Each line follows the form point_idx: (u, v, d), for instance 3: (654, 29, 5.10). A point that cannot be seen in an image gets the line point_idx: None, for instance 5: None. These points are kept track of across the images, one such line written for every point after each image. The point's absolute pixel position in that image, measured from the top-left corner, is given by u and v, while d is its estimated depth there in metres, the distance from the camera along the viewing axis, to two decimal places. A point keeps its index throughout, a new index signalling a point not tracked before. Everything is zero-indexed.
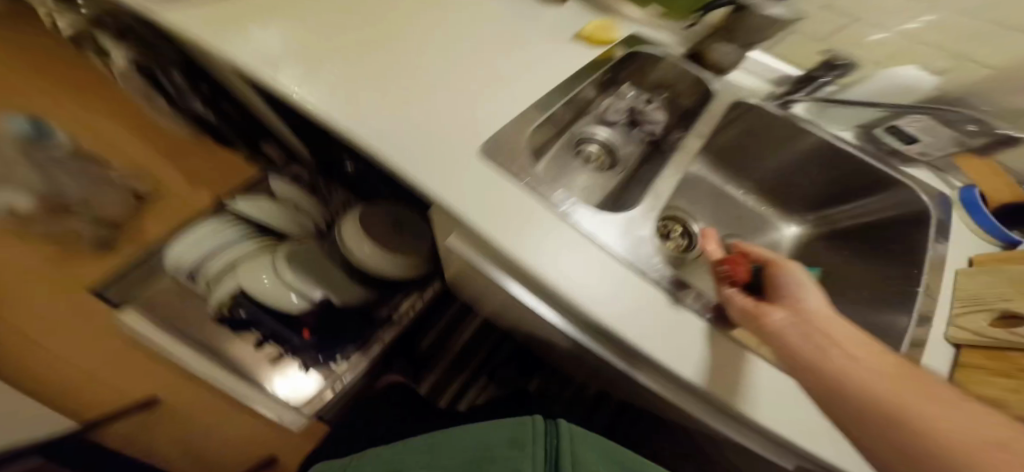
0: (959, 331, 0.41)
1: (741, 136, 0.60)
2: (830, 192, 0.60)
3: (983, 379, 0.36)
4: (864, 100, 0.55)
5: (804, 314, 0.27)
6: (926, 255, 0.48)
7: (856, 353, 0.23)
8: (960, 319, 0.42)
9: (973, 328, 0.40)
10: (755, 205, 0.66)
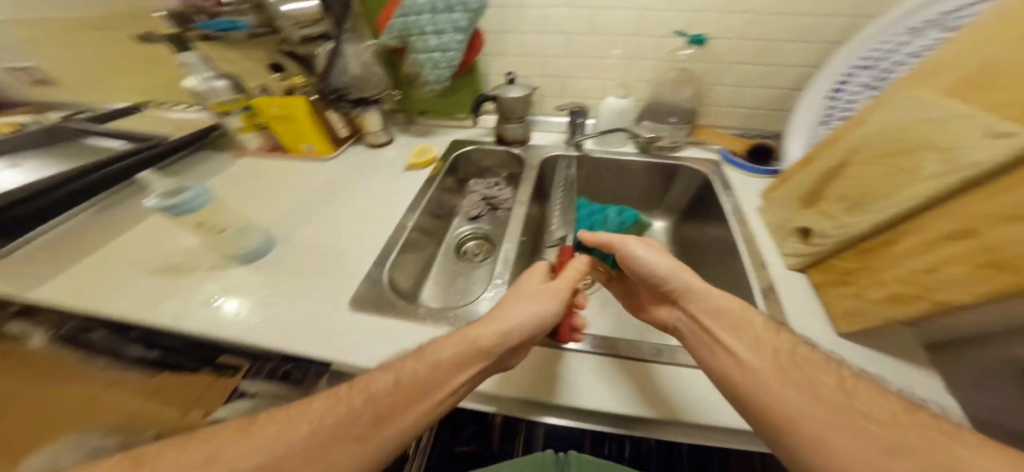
0: (787, 258, 0.52)
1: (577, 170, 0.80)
2: (653, 195, 0.79)
3: (821, 289, 0.47)
4: (609, 115, 0.72)
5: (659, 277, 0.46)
6: (736, 209, 0.62)
7: (728, 337, 0.37)
8: (783, 246, 0.53)
9: (793, 250, 0.51)
10: None
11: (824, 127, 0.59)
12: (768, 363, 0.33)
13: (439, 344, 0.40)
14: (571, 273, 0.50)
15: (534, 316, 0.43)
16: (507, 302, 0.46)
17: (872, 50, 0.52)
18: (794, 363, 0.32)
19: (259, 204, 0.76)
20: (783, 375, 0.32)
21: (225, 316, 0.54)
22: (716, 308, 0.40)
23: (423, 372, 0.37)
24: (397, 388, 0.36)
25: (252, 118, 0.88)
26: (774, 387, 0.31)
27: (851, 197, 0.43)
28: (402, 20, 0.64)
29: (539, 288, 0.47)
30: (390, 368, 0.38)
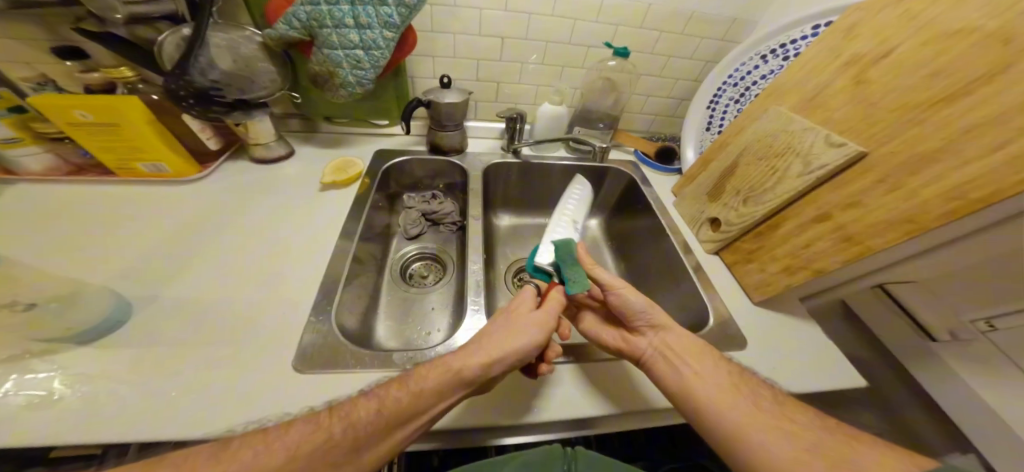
0: (704, 243, 0.63)
1: (517, 176, 0.82)
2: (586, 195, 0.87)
3: (732, 267, 0.59)
4: (544, 122, 0.75)
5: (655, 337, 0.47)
6: (658, 204, 0.72)
7: (696, 366, 0.43)
8: (698, 232, 0.64)
9: (706, 236, 0.62)
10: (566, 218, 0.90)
11: (708, 132, 0.74)
12: (727, 390, 0.41)
13: (418, 371, 0.39)
14: (556, 304, 0.49)
15: (517, 339, 0.42)
16: (491, 323, 0.45)
17: (734, 70, 0.67)
18: (746, 388, 0.41)
19: (90, 257, 0.52)
20: (738, 396, 0.40)
21: (87, 411, 0.37)
22: (683, 343, 0.46)
23: (408, 401, 0.36)
24: (379, 417, 0.35)
25: (26, 124, 0.57)
26: (737, 411, 0.39)
27: (744, 191, 0.55)
28: (310, 8, 0.52)
29: (532, 317, 0.46)
30: (374, 396, 0.37)
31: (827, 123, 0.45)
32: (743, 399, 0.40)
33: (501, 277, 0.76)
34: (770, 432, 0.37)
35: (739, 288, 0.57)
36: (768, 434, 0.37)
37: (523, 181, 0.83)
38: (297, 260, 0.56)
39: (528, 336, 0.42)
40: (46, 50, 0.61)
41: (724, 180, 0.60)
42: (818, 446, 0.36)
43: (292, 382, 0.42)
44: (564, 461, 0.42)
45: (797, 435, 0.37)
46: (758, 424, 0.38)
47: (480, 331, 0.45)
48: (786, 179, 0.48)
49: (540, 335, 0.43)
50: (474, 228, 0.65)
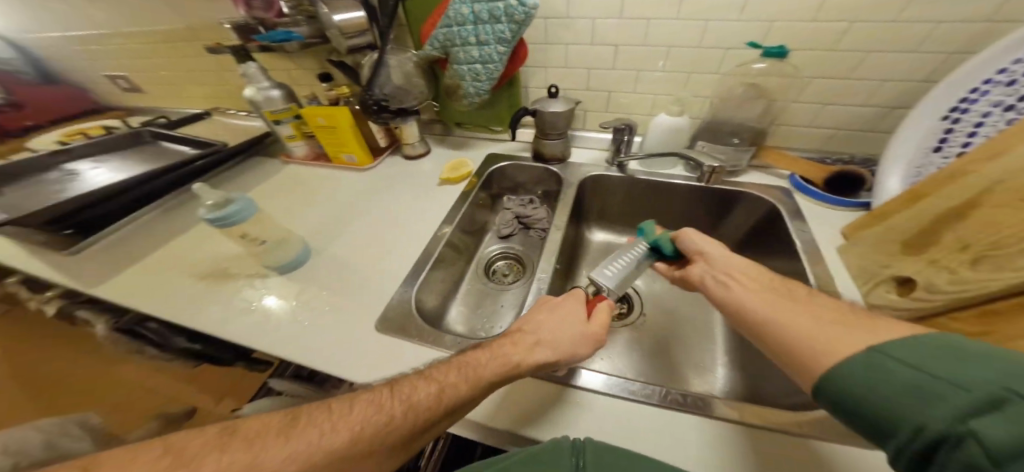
0: (876, 311, 0.43)
1: (617, 191, 0.75)
2: (704, 223, 0.72)
3: None
4: (658, 135, 0.67)
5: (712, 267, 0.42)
6: (807, 245, 0.53)
7: (744, 285, 0.37)
8: (871, 294, 0.44)
9: (884, 302, 0.42)
10: None
11: (936, 153, 0.49)
12: (786, 303, 0.32)
13: (472, 358, 0.38)
14: (606, 314, 0.43)
15: (569, 346, 0.40)
16: (541, 317, 0.43)
17: (1014, 63, 0.42)
18: (785, 290, 0.34)
19: (301, 213, 0.78)
20: (772, 296, 0.34)
21: (271, 320, 0.56)
22: (733, 265, 0.40)
23: (434, 398, 0.35)
24: (437, 404, 0.34)
25: (300, 128, 0.90)
26: (765, 303, 0.33)
27: (977, 247, 0.34)
28: (446, 31, 0.64)
29: (585, 327, 0.42)
30: (431, 380, 0.36)
31: None
32: (773, 296, 0.34)
33: None
34: (796, 313, 0.31)
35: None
36: (794, 311, 0.31)
37: (627, 197, 0.75)
38: (406, 237, 0.68)
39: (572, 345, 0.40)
40: (311, 77, 0.95)
41: (933, 224, 0.39)
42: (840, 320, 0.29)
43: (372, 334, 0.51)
44: (571, 453, 0.33)
45: (823, 313, 0.30)
46: (778, 307, 0.32)
47: (530, 321, 0.43)
48: None
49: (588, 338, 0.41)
50: (555, 238, 0.64)
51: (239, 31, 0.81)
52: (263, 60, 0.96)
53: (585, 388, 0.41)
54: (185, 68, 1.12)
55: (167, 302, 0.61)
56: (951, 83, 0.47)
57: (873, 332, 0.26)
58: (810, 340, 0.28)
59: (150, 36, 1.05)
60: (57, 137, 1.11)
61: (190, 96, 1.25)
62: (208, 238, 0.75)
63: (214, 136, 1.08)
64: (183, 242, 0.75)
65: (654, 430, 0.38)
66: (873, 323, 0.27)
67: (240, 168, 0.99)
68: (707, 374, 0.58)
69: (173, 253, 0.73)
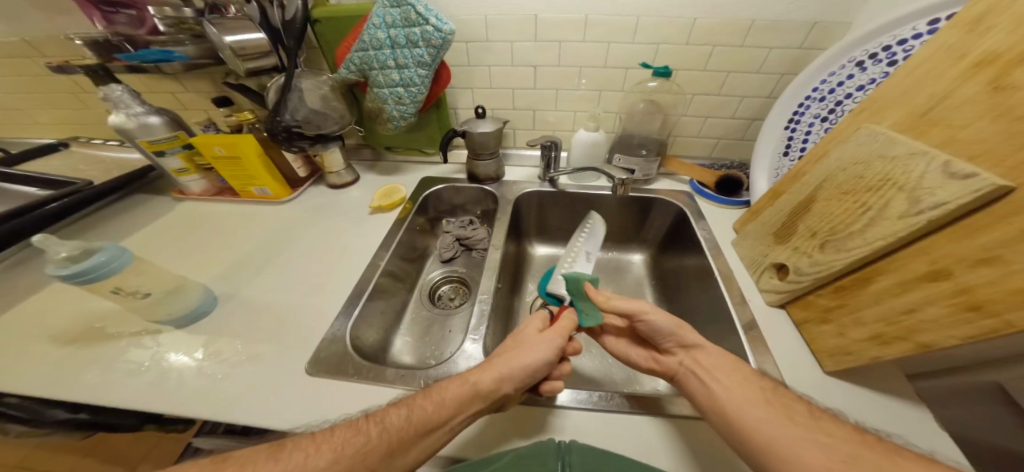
0: (765, 294, 0.51)
1: (552, 204, 0.79)
2: (630, 227, 0.80)
3: (801, 326, 0.47)
4: (580, 150, 0.73)
5: (693, 358, 0.43)
6: (710, 241, 0.62)
7: (718, 383, 0.39)
8: (760, 281, 0.53)
9: (771, 286, 0.50)
10: (605, 251, 0.84)
11: (785, 157, 0.61)
12: (757, 402, 0.36)
13: (442, 383, 0.38)
14: (568, 322, 0.47)
15: (535, 358, 0.40)
16: (506, 344, 0.44)
17: (821, 83, 0.56)
18: (779, 403, 0.36)
19: (202, 258, 0.67)
20: (770, 410, 0.35)
21: (169, 379, 0.47)
22: (709, 360, 0.41)
23: (404, 422, 0.34)
24: (407, 425, 0.34)
25: (193, 158, 0.78)
26: (763, 421, 0.35)
27: (822, 233, 0.44)
28: (361, 54, 0.62)
29: (543, 335, 0.44)
30: (402, 404, 0.36)
31: (946, 145, 0.34)
32: (772, 411, 0.35)
33: (527, 308, 0.73)
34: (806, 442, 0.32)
35: (809, 354, 0.45)
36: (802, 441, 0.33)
37: (560, 209, 0.80)
38: (338, 272, 0.63)
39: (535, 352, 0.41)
40: (204, 100, 0.83)
41: (791, 217, 0.49)
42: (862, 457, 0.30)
43: (303, 386, 0.45)
44: (557, 455, 0.36)
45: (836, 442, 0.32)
46: (782, 428, 0.34)
47: (498, 350, 0.44)
48: (885, 219, 0.37)
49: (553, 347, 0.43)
50: (495, 257, 0.65)
51: (95, 47, 0.68)
52: (135, 82, 0.81)
53: (560, 407, 0.42)
54: (23, 89, 0.90)
55: (10, 384, 0.47)
56: (788, 98, 0.59)
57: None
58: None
59: None
60: None
61: (33, 123, 1.00)
62: (67, 298, 0.60)
63: (72, 172, 0.88)
64: (27, 309, 0.58)
65: (611, 432, 0.40)
66: (892, 462, 0.30)
67: (113, 208, 0.82)
68: None
69: (11, 323, 0.56)
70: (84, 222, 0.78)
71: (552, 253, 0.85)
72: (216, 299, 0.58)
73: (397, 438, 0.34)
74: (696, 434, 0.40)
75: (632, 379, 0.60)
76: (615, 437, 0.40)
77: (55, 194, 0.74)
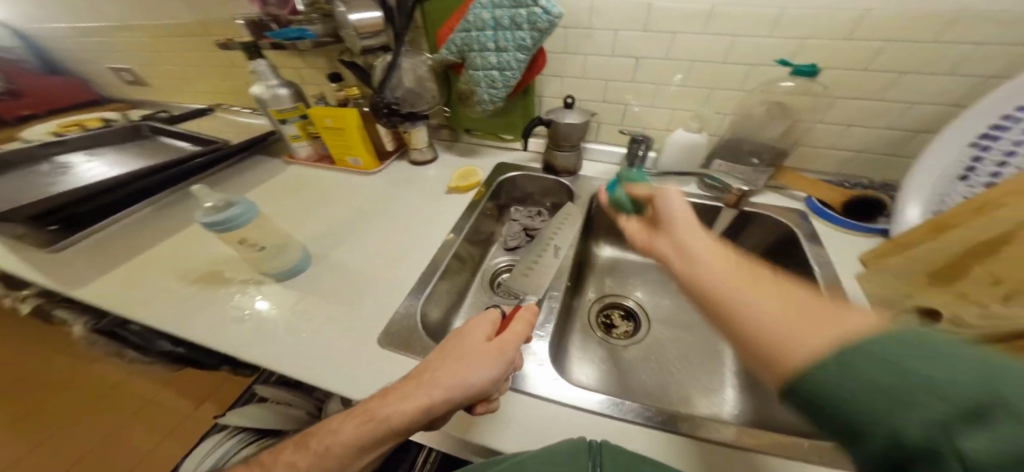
0: None
1: None
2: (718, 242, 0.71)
3: None
4: (672, 152, 0.66)
5: (679, 243, 0.35)
6: (826, 271, 0.52)
7: (697, 268, 0.31)
8: None
9: None
10: None
11: (961, 183, 0.48)
12: (738, 278, 0.27)
13: (370, 404, 0.36)
14: (520, 326, 0.41)
15: (467, 375, 0.35)
16: (438, 352, 0.39)
17: None
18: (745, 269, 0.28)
19: (297, 219, 0.75)
20: (734, 272, 0.28)
21: (269, 325, 0.54)
22: (687, 244, 0.34)
23: (332, 452, 0.34)
24: (339, 453, 0.34)
25: (305, 128, 0.87)
26: (727, 284, 0.27)
27: (1016, 284, 0.33)
28: (464, 36, 0.63)
29: (483, 345, 0.38)
30: (336, 427, 0.36)
31: None
32: (745, 276, 0.27)
33: (585, 311, 0.70)
34: (760, 306, 0.24)
35: None
36: (752, 292, 0.25)
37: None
38: (411, 244, 0.66)
39: (468, 366, 0.36)
40: (319, 76, 0.93)
41: (965, 255, 0.38)
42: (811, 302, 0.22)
43: (372, 349, 0.49)
44: (588, 455, 0.32)
45: (778, 301, 0.24)
46: (738, 281, 0.27)
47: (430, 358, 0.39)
48: None
49: (483, 356, 0.37)
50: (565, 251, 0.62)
51: (253, 27, 0.80)
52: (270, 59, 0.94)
53: (621, 417, 0.39)
54: (189, 61, 1.11)
55: (160, 303, 0.59)
56: (988, 103, 0.45)
57: (827, 324, 0.20)
58: (757, 323, 0.23)
59: (154, 30, 1.03)
60: (56, 127, 1.09)
61: (193, 91, 1.23)
62: (201, 238, 0.73)
63: (216, 133, 1.07)
64: (176, 242, 0.72)
65: (670, 449, 0.37)
66: (815, 309, 0.21)
67: (242, 165, 0.98)
68: (715, 395, 0.55)
69: (164, 252, 0.70)
70: (219, 174, 0.94)
71: (620, 256, 0.80)
72: (309, 257, 0.64)
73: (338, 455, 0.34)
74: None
75: (695, 401, 0.54)
76: (675, 458, 0.36)
77: (202, 152, 0.89)
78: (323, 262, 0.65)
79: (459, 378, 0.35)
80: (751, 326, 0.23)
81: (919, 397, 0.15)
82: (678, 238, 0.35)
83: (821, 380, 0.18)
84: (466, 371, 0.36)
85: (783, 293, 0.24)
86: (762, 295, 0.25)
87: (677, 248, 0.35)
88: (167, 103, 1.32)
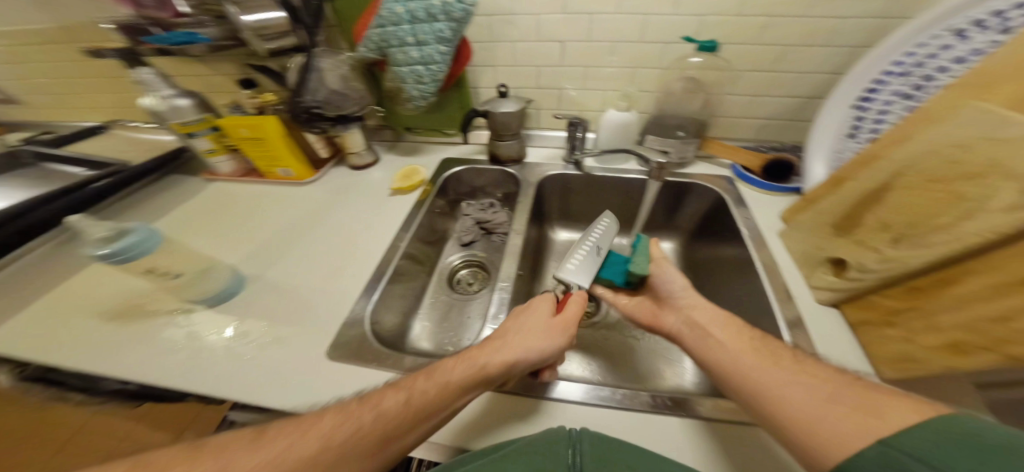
0: (817, 291, 0.46)
1: (576, 188, 0.76)
2: (661, 214, 0.74)
3: (858, 329, 0.41)
4: (609, 132, 0.67)
5: (692, 317, 0.44)
6: (752, 231, 0.57)
7: (720, 346, 0.39)
8: (812, 277, 0.48)
9: (824, 283, 0.45)
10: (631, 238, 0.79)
11: (851, 140, 0.53)
12: (758, 363, 0.35)
13: (444, 363, 0.37)
14: (576, 309, 0.45)
15: (542, 342, 0.40)
16: (507, 324, 0.43)
17: (905, 56, 0.47)
18: (763, 347, 0.37)
19: (224, 241, 0.68)
20: (757, 356, 0.36)
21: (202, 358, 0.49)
22: (705, 323, 0.42)
23: (407, 405, 0.34)
24: (407, 411, 0.33)
25: (220, 139, 0.78)
26: (752, 368, 0.35)
27: (896, 227, 0.38)
28: (380, 31, 0.59)
29: (551, 320, 0.43)
30: (401, 386, 0.35)
31: None
32: (769, 360, 0.35)
33: None
34: (807, 399, 0.31)
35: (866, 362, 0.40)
36: (781, 377, 0.33)
37: (586, 195, 0.76)
38: (357, 254, 0.63)
39: (543, 333, 0.41)
40: (228, 82, 0.83)
41: (856, 206, 0.43)
42: (853, 397, 0.30)
43: (322, 370, 0.46)
44: (568, 444, 0.34)
45: (804, 386, 0.32)
46: (767, 371, 0.34)
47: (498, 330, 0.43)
48: (984, 210, 0.31)
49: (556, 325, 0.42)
50: (516, 241, 0.62)
51: (126, 31, 0.67)
52: (164, 64, 0.82)
53: (585, 404, 0.40)
54: (62, 72, 0.94)
55: (66, 354, 0.51)
56: (874, 59, 0.50)
57: (876, 409, 0.28)
58: (802, 418, 0.30)
59: (6, 37, 0.86)
60: None
61: (77, 107, 1.05)
62: (109, 274, 0.63)
63: (114, 153, 0.92)
64: (76, 283, 0.62)
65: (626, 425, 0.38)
66: (875, 400, 0.29)
67: (153, 187, 0.86)
68: (673, 363, 0.59)
69: (62, 296, 0.60)
70: (124, 200, 0.82)
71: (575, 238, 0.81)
72: (241, 277, 0.59)
73: (406, 411, 0.33)
74: (742, 447, 0.35)
75: (657, 371, 0.58)
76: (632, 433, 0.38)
77: (98, 174, 0.77)
78: (259, 284, 0.59)
79: (538, 343, 0.40)
80: (777, 405, 0.32)
81: None
82: (695, 307, 0.44)
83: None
84: (547, 341, 0.40)
85: (810, 376, 0.33)
86: (793, 381, 0.32)
87: (693, 327, 0.43)
88: (47, 122, 1.13)
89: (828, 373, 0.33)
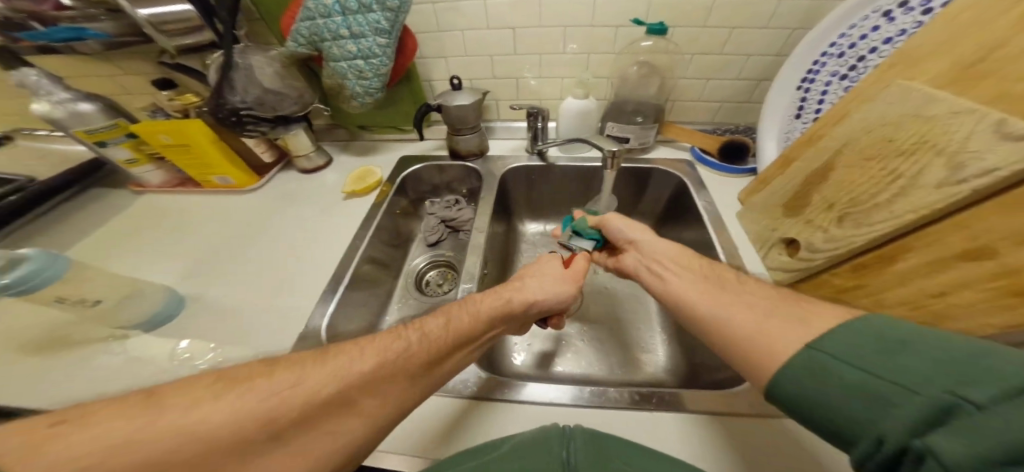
0: (774, 272, 0.47)
1: (541, 180, 0.74)
2: (626, 202, 0.74)
3: None
4: (568, 120, 0.65)
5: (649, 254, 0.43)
6: (712, 215, 0.57)
7: (672, 276, 0.38)
8: (769, 258, 0.49)
9: (780, 264, 0.46)
10: None
11: (797, 120, 0.54)
12: (703, 290, 0.35)
13: (455, 310, 0.39)
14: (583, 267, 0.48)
15: (554, 292, 0.43)
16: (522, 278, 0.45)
17: (839, 37, 0.48)
18: (712, 273, 0.37)
19: (159, 261, 0.62)
20: (704, 283, 0.35)
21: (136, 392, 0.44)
22: (660, 256, 0.41)
23: (428, 342, 0.34)
24: (415, 352, 0.33)
25: (140, 148, 0.70)
26: (700, 295, 0.34)
27: (840, 206, 0.39)
28: (308, 24, 0.53)
29: (563, 272, 0.46)
30: (408, 329, 0.35)
31: (996, 100, 0.28)
32: (714, 286, 0.35)
33: None
34: (750, 315, 0.30)
35: None
36: (727, 302, 0.32)
37: (552, 186, 0.75)
38: (310, 265, 0.59)
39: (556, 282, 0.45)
40: (145, 83, 0.74)
41: (804, 186, 0.44)
42: (784, 307, 0.30)
43: None
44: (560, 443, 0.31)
45: (752, 302, 0.31)
46: (712, 296, 0.33)
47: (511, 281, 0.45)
48: (917, 188, 0.32)
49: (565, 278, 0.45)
50: (479, 239, 0.60)
51: None
52: (61, 66, 0.71)
53: (550, 403, 0.40)
54: None
55: None
56: (813, 37, 0.50)
57: (805, 319, 0.28)
58: (748, 331, 0.29)
59: None
60: None
61: None
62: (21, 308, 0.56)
63: (20, 169, 0.81)
64: None
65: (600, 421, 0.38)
66: (803, 307, 0.29)
67: (71, 204, 0.76)
68: (645, 353, 0.60)
69: None
70: (37, 222, 0.73)
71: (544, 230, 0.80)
72: (179, 293, 0.54)
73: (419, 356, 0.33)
74: (711, 435, 0.36)
75: (630, 361, 0.58)
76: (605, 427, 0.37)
77: None
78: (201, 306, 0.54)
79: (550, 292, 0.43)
80: (733, 337, 0.30)
81: (890, 394, 0.21)
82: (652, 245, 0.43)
83: (820, 391, 0.24)
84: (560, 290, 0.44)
85: (754, 294, 0.32)
86: (738, 302, 0.32)
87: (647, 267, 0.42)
88: None
89: (767, 290, 0.32)
